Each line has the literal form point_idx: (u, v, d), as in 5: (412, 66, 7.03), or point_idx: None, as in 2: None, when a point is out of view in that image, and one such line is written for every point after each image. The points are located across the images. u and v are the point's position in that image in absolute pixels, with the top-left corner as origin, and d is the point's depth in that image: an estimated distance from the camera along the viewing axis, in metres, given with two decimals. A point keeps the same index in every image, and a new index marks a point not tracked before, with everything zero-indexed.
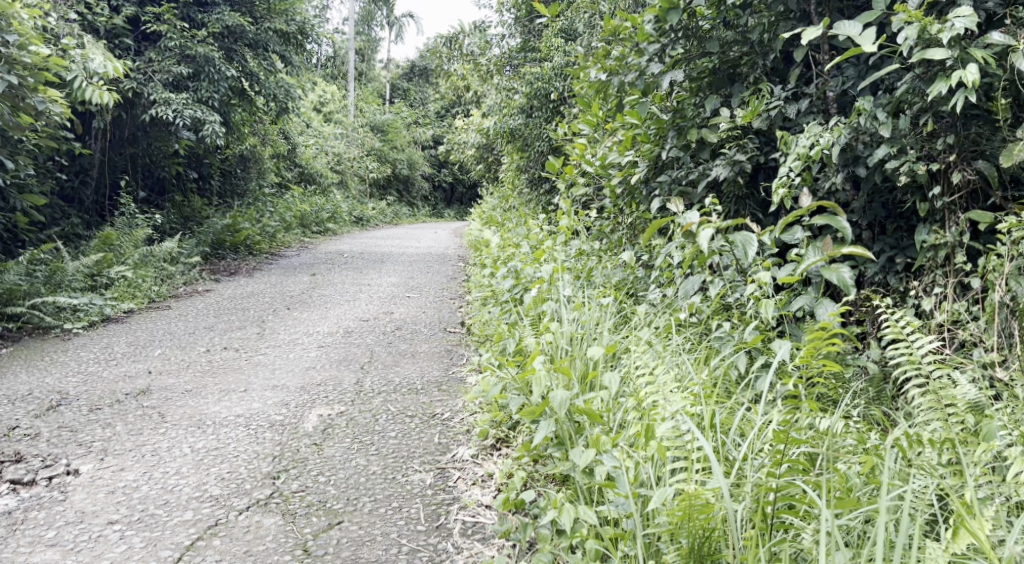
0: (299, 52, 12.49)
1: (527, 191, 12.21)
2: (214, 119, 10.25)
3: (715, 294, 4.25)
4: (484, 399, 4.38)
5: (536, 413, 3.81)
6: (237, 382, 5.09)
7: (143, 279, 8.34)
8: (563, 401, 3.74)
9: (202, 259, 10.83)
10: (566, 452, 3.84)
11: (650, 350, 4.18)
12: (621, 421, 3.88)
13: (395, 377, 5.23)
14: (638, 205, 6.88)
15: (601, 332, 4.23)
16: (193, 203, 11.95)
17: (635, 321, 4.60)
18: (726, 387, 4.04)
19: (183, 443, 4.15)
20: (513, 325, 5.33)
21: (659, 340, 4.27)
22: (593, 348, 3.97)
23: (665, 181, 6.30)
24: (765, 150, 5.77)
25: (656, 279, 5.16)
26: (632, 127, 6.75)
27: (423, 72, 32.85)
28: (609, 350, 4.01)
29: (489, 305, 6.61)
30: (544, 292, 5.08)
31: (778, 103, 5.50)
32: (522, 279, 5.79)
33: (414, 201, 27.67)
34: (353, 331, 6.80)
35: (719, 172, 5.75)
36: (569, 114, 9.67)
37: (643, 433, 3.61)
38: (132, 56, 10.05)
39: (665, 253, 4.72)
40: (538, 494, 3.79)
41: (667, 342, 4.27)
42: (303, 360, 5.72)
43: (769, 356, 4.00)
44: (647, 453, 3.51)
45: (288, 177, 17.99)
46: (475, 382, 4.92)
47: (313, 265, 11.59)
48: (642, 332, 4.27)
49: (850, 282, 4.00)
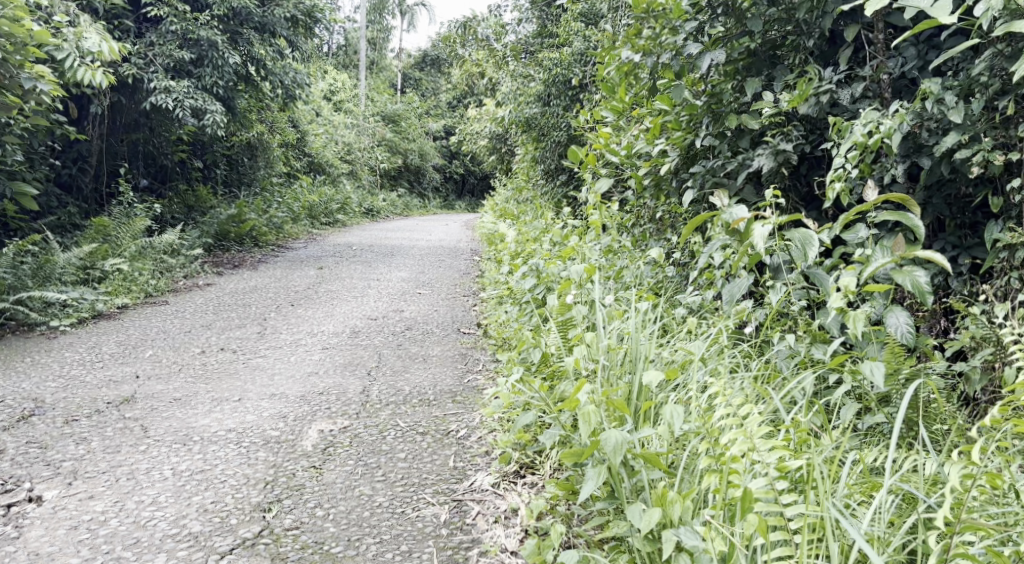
0: (307, 37, 11.99)
1: (543, 182, 11.73)
2: (216, 107, 9.76)
3: (775, 302, 3.78)
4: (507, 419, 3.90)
5: (585, 455, 3.28)
6: (232, 389, 4.63)
7: (139, 273, 7.88)
8: (618, 443, 3.22)
9: (205, 251, 10.40)
10: (617, 502, 3.31)
11: (705, 373, 3.68)
12: (683, 466, 3.36)
13: (404, 385, 4.76)
14: (667, 199, 6.41)
15: (651, 352, 3.72)
16: (198, 192, 11.50)
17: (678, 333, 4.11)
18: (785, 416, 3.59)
19: (164, 464, 3.69)
20: (538, 330, 4.85)
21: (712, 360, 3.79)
22: (648, 374, 3.45)
23: (698, 172, 5.85)
24: (812, 139, 5.32)
25: (695, 280, 4.70)
26: (661, 113, 6.27)
27: (435, 61, 32.30)
28: (668, 376, 3.49)
29: (509, 304, 6.14)
30: (573, 294, 4.57)
31: (829, 87, 5.06)
32: (548, 280, 5.33)
33: (425, 193, 27.19)
34: (360, 331, 6.34)
35: (761, 162, 5.30)
36: (591, 100, 9.18)
37: (728, 496, 3.08)
38: (131, 38, 9.54)
39: (707, 252, 4.28)
40: (579, 546, 3.30)
41: (721, 362, 3.78)
42: (305, 365, 5.26)
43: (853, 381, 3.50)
44: (738, 527, 2.99)
45: (297, 167, 17.53)
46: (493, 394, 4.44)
47: (321, 258, 11.12)
48: (690, 345, 3.79)
49: (927, 289, 3.59)
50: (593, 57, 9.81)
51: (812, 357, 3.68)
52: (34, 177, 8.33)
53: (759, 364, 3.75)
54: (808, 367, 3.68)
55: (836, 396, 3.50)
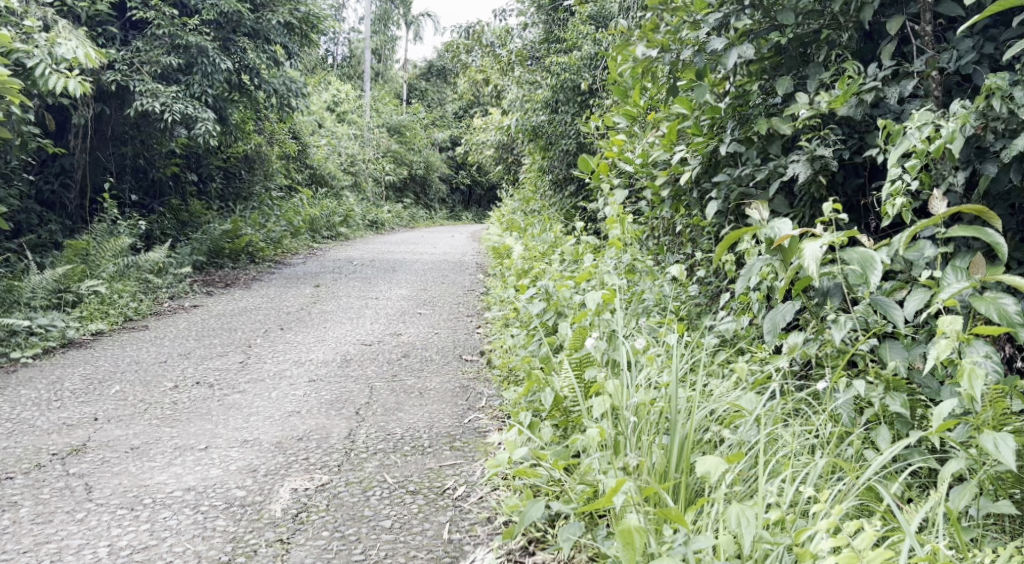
0: (306, 45, 11.48)
1: (551, 193, 11.17)
2: (206, 114, 9.12)
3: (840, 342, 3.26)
4: (522, 486, 3.38)
5: None
6: (200, 436, 4.08)
7: (119, 295, 7.35)
8: None
9: (196, 270, 9.85)
10: None
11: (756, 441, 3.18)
12: None
13: (396, 427, 4.21)
14: (687, 211, 5.88)
15: (693, 414, 3.17)
16: (192, 207, 10.99)
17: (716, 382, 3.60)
18: (864, 490, 3.10)
19: (103, 540, 3.16)
20: (550, 362, 4.31)
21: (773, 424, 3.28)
22: (710, 457, 2.92)
23: (723, 181, 5.30)
24: (850, 143, 4.85)
25: (732, 305, 4.19)
26: (680, 117, 5.72)
27: (441, 71, 31.76)
28: (729, 458, 2.97)
29: (519, 327, 5.62)
30: (591, 325, 4.03)
31: (875, 84, 4.51)
32: (560, 306, 4.79)
33: (431, 204, 26.67)
34: (352, 359, 5.79)
35: (795, 170, 4.83)
36: (604, 106, 8.62)
37: None
38: (117, 46, 8.96)
39: (746, 274, 3.74)
40: None
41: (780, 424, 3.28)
42: (287, 403, 4.70)
43: (962, 455, 2.96)
44: None
45: (298, 179, 17.00)
46: (498, 439, 3.87)
47: (320, 274, 10.59)
48: (747, 402, 3.27)
49: (1018, 321, 3.02)
50: (604, 62, 9.23)
51: (889, 411, 3.19)
52: (7, 193, 7.79)
53: (823, 423, 3.25)
54: (881, 422, 3.22)
55: (942, 473, 2.97)
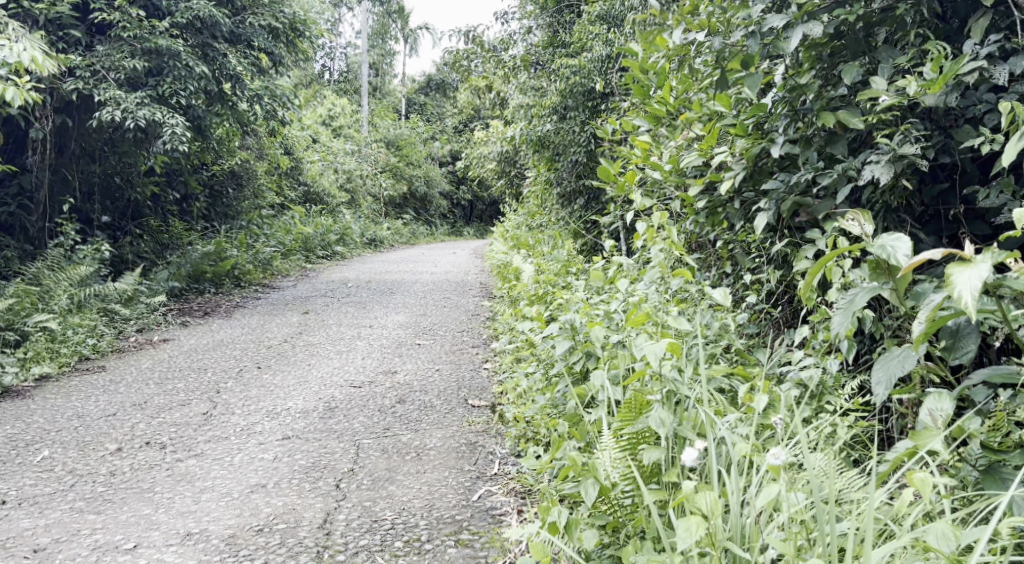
0: (291, 51, 10.54)
1: (560, 207, 10.23)
2: (176, 122, 8.20)
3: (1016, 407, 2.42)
4: None
5: None
6: (126, 537, 3.15)
7: (74, 331, 6.44)
8: None
9: (171, 297, 8.93)
10: None
11: (892, 549, 2.35)
12: None
13: (386, 513, 3.30)
14: (728, 225, 4.91)
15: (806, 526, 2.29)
16: (173, 228, 10.07)
17: (812, 460, 2.70)
18: None
19: None
20: (582, 423, 3.40)
21: (922, 535, 2.38)
22: None
23: (775, 189, 4.37)
24: (937, 140, 3.92)
25: (821, 352, 3.33)
26: (719, 115, 4.81)
27: (440, 85, 30.84)
28: None
29: (535, 365, 4.68)
30: (646, 387, 3.09)
31: (982, 62, 3.62)
32: (591, 349, 3.85)
33: (432, 220, 25.79)
34: (338, 408, 4.85)
35: (874, 174, 3.86)
36: (621, 108, 7.70)
37: None
38: (79, 51, 8.05)
39: (842, 311, 2.87)
40: None
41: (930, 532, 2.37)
42: (252, 473, 3.79)
43: None
44: None
45: (290, 197, 16.07)
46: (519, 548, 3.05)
47: (309, 299, 9.68)
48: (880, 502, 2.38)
49: None
50: (620, 62, 8.27)
51: None
52: None
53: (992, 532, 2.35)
54: None
55: None
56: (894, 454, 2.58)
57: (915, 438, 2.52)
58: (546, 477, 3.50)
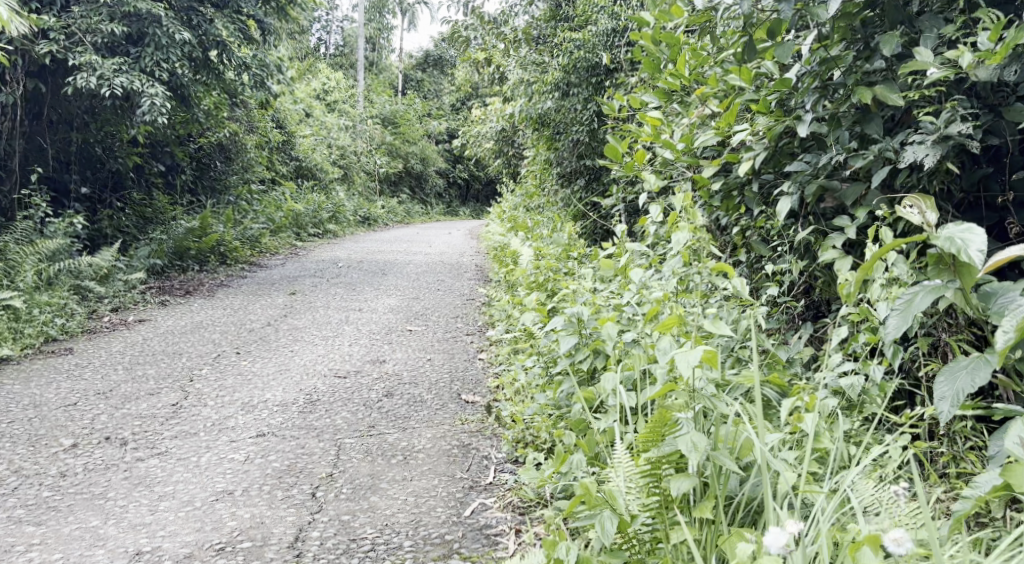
0: (281, 19, 10.03)
1: (560, 188, 9.78)
2: (156, 91, 7.75)
3: None
4: None
5: None
6: (64, 556, 2.87)
7: (41, 309, 6.02)
8: None
9: (151, 274, 8.50)
10: None
11: None
12: None
13: (365, 532, 2.97)
14: (745, 210, 4.46)
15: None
16: (156, 202, 9.60)
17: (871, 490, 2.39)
18: None
19: None
20: (595, 434, 3.04)
21: None
22: None
23: (799, 172, 3.91)
24: (987, 119, 3.43)
25: (863, 355, 2.96)
26: (738, 89, 4.36)
27: (438, 61, 30.17)
28: None
29: (534, 358, 4.26)
30: (676, 401, 2.77)
31: None
32: (601, 347, 3.47)
33: (427, 199, 25.32)
34: (319, 401, 4.44)
35: (915, 157, 3.40)
36: (628, 84, 7.24)
37: None
38: (52, 11, 7.57)
39: (899, 314, 2.53)
40: None
41: None
42: (220, 476, 3.39)
43: None
44: None
45: (281, 172, 15.53)
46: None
47: (298, 278, 9.26)
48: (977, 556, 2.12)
49: None
50: (627, 36, 7.81)
51: None
52: None
53: None
54: None
55: None
56: (978, 492, 2.32)
57: (1007, 476, 2.25)
58: (549, 491, 3.14)
